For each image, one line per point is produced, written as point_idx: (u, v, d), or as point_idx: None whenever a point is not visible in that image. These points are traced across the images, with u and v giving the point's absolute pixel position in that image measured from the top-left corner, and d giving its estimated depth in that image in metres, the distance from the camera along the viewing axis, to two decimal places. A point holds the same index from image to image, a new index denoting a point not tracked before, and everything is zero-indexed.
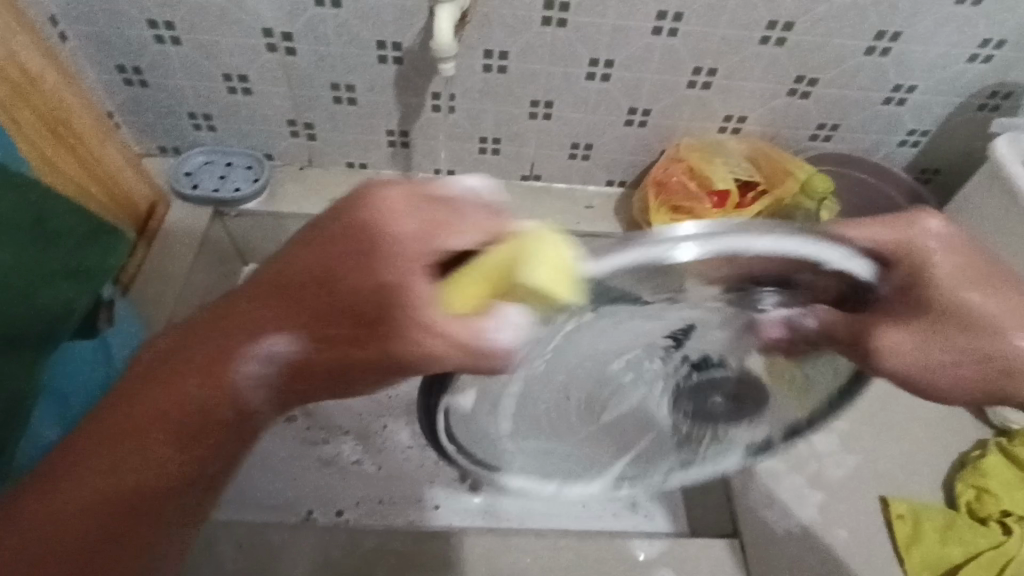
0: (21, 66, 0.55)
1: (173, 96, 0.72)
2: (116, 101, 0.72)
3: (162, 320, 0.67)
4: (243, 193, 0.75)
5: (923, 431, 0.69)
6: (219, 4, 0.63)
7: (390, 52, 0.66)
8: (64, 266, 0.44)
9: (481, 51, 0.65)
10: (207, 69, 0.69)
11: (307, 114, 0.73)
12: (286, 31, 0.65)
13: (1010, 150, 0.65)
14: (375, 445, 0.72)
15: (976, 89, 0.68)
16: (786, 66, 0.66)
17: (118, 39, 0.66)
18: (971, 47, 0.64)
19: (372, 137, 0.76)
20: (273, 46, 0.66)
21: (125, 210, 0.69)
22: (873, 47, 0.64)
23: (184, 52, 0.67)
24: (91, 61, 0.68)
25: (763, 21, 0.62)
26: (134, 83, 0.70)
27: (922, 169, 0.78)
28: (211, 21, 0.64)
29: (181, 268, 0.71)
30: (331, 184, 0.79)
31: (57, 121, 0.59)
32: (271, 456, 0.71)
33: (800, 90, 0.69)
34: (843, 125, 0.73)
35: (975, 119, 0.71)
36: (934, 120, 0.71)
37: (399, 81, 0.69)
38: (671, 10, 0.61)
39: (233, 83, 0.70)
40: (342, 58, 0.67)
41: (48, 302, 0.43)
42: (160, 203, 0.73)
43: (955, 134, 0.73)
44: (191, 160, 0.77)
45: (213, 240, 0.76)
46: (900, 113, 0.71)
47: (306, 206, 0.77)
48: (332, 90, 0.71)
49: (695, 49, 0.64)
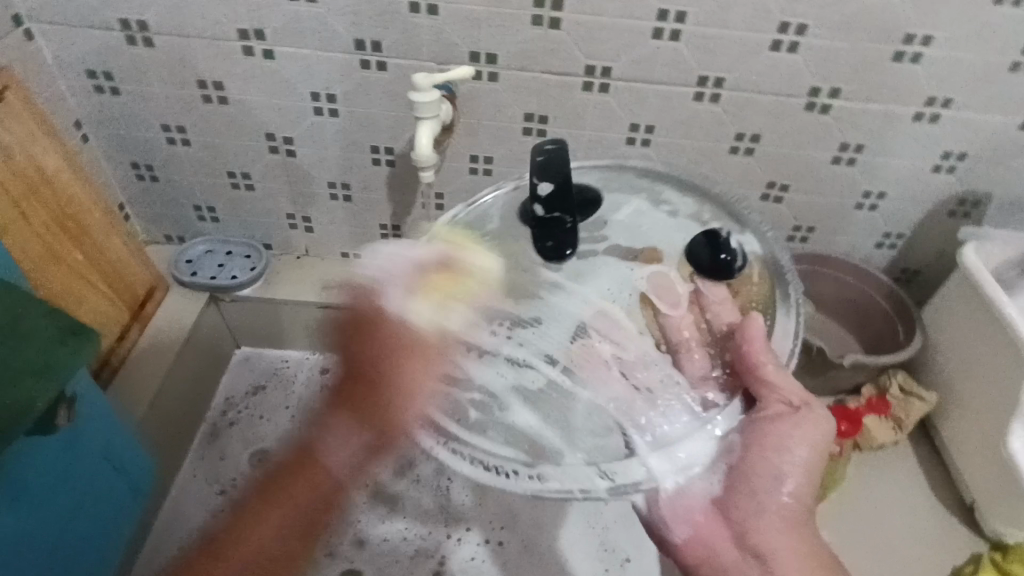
0: (37, 165, 0.60)
1: (181, 190, 0.76)
2: (127, 193, 0.77)
3: (145, 408, 0.67)
4: (239, 280, 0.77)
5: (906, 538, 0.69)
6: (225, 111, 0.68)
7: (383, 156, 0.71)
8: (25, 368, 0.43)
9: (468, 156, 0.71)
10: (215, 167, 0.74)
11: (307, 209, 0.77)
12: (288, 135, 0.70)
13: (975, 255, 0.66)
14: (350, 537, 0.70)
15: (945, 197, 0.72)
16: (759, 173, 0.72)
17: (134, 140, 0.72)
18: (934, 158, 0.69)
19: (368, 232, 0.79)
20: (275, 148, 0.71)
21: (122, 296, 0.70)
22: (837, 158, 0.69)
23: (192, 153, 0.72)
24: (109, 160, 0.74)
25: (730, 134, 0.68)
26: (146, 178, 0.75)
27: (899, 269, 0.81)
28: (219, 126, 0.69)
29: (172, 351, 0.72)
30: (325, 275, 0.80)
31: (65, 216, 0.63)
32: (240, 549, 0.69)
33: (773, 194, 0.74)
34: (818, 228, 0.77)
35: (947, 223, 0.75)
36: (906, 224, 0.75)
37: (392, 183, 0.73)
38: (643, 123, 0.68)
39: (236, 179, 0.74)
40: (339, 161, 0.72)
41: (4, 403, 0.42)
42: (159, 288, 0.75)
43: (929, 239, 0.77)
44: (194, 249, 0.80)
45: (207, 325, 0.77)
46: (873, 218, 0.75)
47: (301, 294, 0.78)
48: (330, 188, 0.75)
49: (668, 158, 0.71)
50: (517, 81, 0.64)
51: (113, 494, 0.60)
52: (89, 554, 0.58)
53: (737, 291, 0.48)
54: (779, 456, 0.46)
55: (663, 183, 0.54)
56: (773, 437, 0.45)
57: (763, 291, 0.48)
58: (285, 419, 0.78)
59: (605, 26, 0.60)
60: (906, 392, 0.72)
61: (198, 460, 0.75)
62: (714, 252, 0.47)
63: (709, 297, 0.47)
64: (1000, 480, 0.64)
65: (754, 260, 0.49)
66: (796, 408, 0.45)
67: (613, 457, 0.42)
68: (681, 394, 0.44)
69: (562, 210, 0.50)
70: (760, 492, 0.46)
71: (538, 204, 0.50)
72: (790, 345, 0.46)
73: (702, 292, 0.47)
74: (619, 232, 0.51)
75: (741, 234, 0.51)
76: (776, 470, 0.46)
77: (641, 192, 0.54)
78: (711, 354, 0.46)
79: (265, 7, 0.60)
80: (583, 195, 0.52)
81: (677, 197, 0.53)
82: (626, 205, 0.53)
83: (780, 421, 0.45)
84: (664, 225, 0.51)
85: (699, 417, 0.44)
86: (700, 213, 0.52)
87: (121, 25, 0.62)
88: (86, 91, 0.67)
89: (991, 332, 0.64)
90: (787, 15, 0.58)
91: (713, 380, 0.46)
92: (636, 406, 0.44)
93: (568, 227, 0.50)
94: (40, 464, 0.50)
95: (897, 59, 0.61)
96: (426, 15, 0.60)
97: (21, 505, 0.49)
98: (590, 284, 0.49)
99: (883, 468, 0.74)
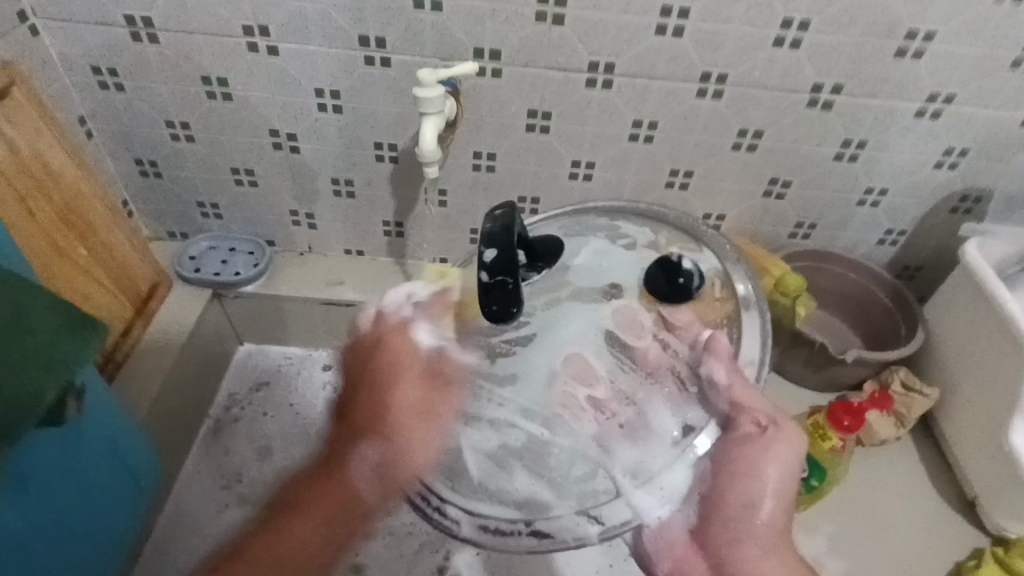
0: (43, 160, 0.60)
1: (184, 187, 0.76)
2: (130, 190, 0.77)
3: (149, 403, 0.67)
4: (242, 276, 0.77)
5: (906, 533, 0.69)
6: (229, 108, 0.68)
7: (386, 152, 0.71)
8: (32, 360, 0.44)
9: (471, 152, 0.71)
10: (219, 164, 0.74)
11: (311, 205, 0.77)
12: (292, 131, 0.70)
13: (976, 251, 0.66)
14: None
15: (947, 194, 0.72)
16: (761, 170, 0.72)
17: (138, 136, 0.72)
18: (936, 154, 0.69)
19: (371, 228, 0.79)
20: (279, 145, 0.71)
21: (126, 291, 0.70)
22: (840, 154, 0.70)
23: (196, 149, 0.72)
24: (112, 157, 0.74)
25: (733, 130, 0.68)
26: (149, 175, 0.75)
27: (901, 265, 0.81)
28: (223, 122, 0.70)
29: (176, 346, 0.72)
30: (328, 271, 0.81)
31: (70, 211, 0.63)
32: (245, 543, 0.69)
33: (775, 190, 0.74)
34: (820, 225, 0.77)
35: (948, 219, 0.75)
36: (908, 220, 0.76)
37: (395, 180, 0.74)
38: (646, 119, 0.68)
39: (240, 175, 0.75)
40: (342, 157, 0.72)
41: (12, 396, 0.42)
42: (162, 284, 0.75)
43: (930, 235, 0.77)
44: (197, 246, 0.80)
45: (211, 321, 0.78)
46: (875, 215, 0.75)
47: (304, 290, 0.79)
48: (334, 184, 0.75)
49: (671, 154, 0.71)
50: (521, 77, 0.65)
51: (117, 488, 0.60)
52: (96, 547, 0.58)
53: (702, 313, 0.45)
54: (759, 485, 0.42)
55: (620, 215, 0.53)
56: (739, 462, 0.42)
57: (728, 309, 0.46)
58: (289, 416, 0.79)
59: (609, 21, 0.60)
60: (908, 388, 0.72)
61: (202, 455, 0.75)
62: (672, 276, 0.45)
63: (674, 325, 0.45)
64: (1000, 474, 0.65)
65: (717, 279, 0.48)
66: (764, 430, 0.42)
67: (600, 500, 0.40)
68: (656, 419, 0.42)
69: (505, 271, 0.42)
70: (735, 523, 0.42)
71: (483, 268, 0.42)
72: (755, 364, 0.44)
73: (667, 319, 0.45)
74: (575, 263, 0.48)
75: (704, 253, 0.49)
76: (748, 498, 0.42)
77: (595, 226, 0.52)
78: (681, 381, 0.43)
79: (269, 3, 0.60)
80: (543, 240, 0.47)
81: (636, 226, 0.52)
82: (581, 249, 0.49)
83: (768, 447, 0.42)
84: (624, 257, 0.49)
85: (676, 447, 0.41)
86: (654, 240, 0.51)
87: (126, 21, 0.62)
88: (90, 87, 0.67)
89: (992, 327, 0.65)
90: (790, 11, 0.59)
91: (687, 404, 0.42)
92: (614, 441, 0.41)
93: (509, 292, 0.42)
94: (48, 457, 0.50)
95: (900, 55, 0.61)
96: (431, 11, 0.60)
97: (30, 497, 0.49)
98: (562, 327, 0.45)
99: (886, 463, 0.74)
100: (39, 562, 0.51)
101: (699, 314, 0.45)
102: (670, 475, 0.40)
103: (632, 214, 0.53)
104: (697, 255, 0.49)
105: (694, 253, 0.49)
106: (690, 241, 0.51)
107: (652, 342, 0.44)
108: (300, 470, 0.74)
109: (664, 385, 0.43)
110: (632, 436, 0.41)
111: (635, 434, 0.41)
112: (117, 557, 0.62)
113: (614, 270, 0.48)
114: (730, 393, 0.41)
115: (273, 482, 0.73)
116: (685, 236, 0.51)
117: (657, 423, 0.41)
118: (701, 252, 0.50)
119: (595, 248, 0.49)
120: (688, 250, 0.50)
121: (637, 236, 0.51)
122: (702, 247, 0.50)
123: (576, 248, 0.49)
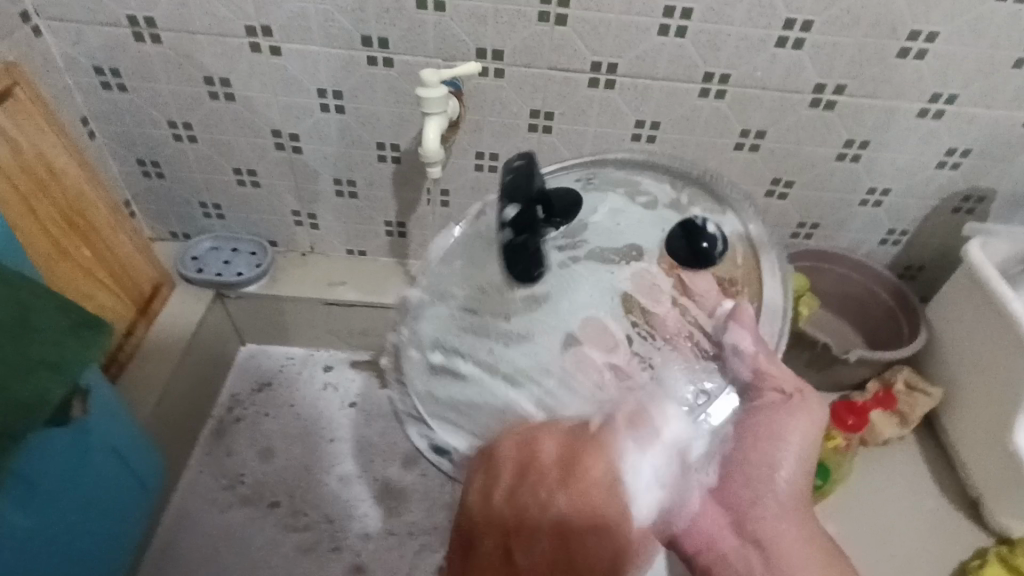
0: (46, 161, 0.60)
1: (186, 187, 0.76)
2: (132, 190, 0.77)
3: (152, 404, 0.67)
4: (244, 277, 0.76)
5: (911, 532, 0.69)
6: (232, 108, 0.68)
7: (388, 153, 0.71)
8: (36, 360, 0.43)
9: (474, 153, 0.71)
10: (221, 164, 0.74)
11: (313, 206, 0.77)
12: (294, 132, 0.70)
13: (979, 250, 0.66)
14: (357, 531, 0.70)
15: (949, 193, 0.72)
16: (763, 170, 0.72)
17: (140, 137, 0.72)
18: (938, 154, 0.69)
19: (373, 228, 0.79)
20: (281, 145, 0.71)
21: (129, 292, 0.70)
22: (842, 154, 0.70)
23: (198, 149, 0.72)
24: (115, 157, 0.74)
25: (735, 130, 0.68)
26: (151, 175, 0.75)
27: (902, 265, 0.81)
28: (226, 122, 0.70)
29: (180, 346, 0.72)
30: (330, 271, 0.81)
31: (73, 211, 0.63)
32: (248, 543, 0.69)
33: (777, 190, 0.74)
34: (822, 224, 0.77)
35: (950, 219, 0.75)
36: (911, 220, 0.76)
37: (397, 180, 0.74)
38: (648, 120, 0.68)
39: (242, 175, 0.75)
40: (345, 157, 0.72)
41: (15, 397, 0.42)
42: (165, 284, 0.75)
43: (932, 234, 0.77)
44: (199, 246, 0.80)
45: (213, 321, 0.78)
46: (877, 214, 0.75)
47: (306, 290, 0.78)
48: (336, 184, 0.75)
49: (673, 154, 0.71)
50: (523, 77, 0.65)
51: (120, 489, 0.60)
52: (99, 548, 0.58)
53: (725, 291, 0.46)
54: (776, 444, 0.43)
55: (641, 171, 0.54)
56: (760, 426, 0.43)
57: (742, 273, 0.47)
58: (290, 416, 0.78)
59: (611, 22, 0.60)
60: (911, 387, 0.72)
61: (205, 455, 0.75)
62: (695, 242, 0.45)
63: (694, 291, 0.45)
64: (1005, 473, 0.65)
65: (737, 241, 0.49)
66: (788, 398, 0.43)
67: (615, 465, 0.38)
68: (669, 383, 0.42)
69: (532, 229, 0.47)
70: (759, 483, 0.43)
71: (507, 228, 0.47)
72: (774, 330, 0.45)
73: (685, 282, 0.46)
74: (593, 223, 0.50)
75: (722, 213, 0.50)
76: (772, 459, 0.43)
77: (614, 186, 0.53)
78: (698, 348, 0.44)
79: (271, 4, 0.60)
80: (562, 201, 0.49)
81: (654, 184, 0.53)
82: (602, 205, 0.51)
83: (788, 411, 0.43)
84: (643, 219, 0.50)
85: (687, 413, 0.42)
86: (678, 198, 0.51)
87: (128, 22, 0.62)
88: (93, 87, 0.67)
89: (995, 327, 0.65)
90: (792, 11, 0.59)
91: (698, 371, 0.43)
92: (626, 409, 0.41)
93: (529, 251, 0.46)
94: (53, 458, 0.50)
95: (902, 55, 0.61)
96: (433, 12, 0.60)
97: (34, 498, 0.49)
98: (576, 290, 0.46)
99: (889, 463, 0.74)
100: (42, 564, 0.51)
101: (715, 277, 0.46)
102: (688, 438, 0.41)
103: (653, 171, 0.53)
104: (716, 215, 0.50)
105: (714, 214, 0.50)
106: (710, 200, 0.51)
107: (671, 308, 0.45)
108: (302, 470, 0.74)
109: (680, 346, 0.44)
110: (645, 398, 0.41)
111: (651, 399, 0.41)
112: (120, 558, 0.62)
113: (632, 229, 0.49)
114: (754, 361, 0.42)
115: (275, 482, 0.73)
116: (705, 195, 0.51)
117: (668, 387, 0.42)
118: (719, 212, 0.50)
119: (615, 208, 0.51)
120: (706, 211, 0.50)
121: (655, 197, 0.51)
122: (721, 206, 0.51)
123: (595, 208, 0.51)
